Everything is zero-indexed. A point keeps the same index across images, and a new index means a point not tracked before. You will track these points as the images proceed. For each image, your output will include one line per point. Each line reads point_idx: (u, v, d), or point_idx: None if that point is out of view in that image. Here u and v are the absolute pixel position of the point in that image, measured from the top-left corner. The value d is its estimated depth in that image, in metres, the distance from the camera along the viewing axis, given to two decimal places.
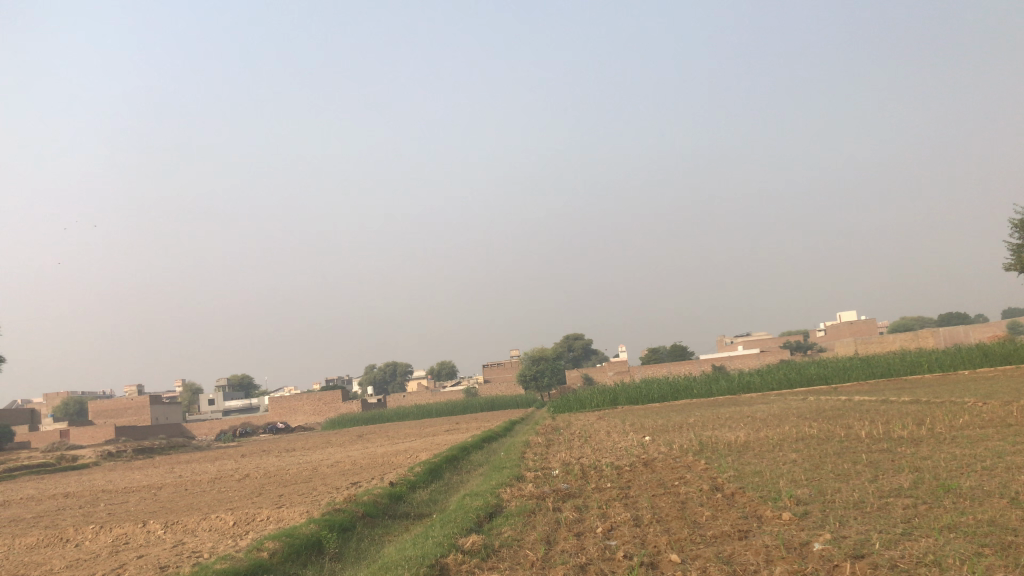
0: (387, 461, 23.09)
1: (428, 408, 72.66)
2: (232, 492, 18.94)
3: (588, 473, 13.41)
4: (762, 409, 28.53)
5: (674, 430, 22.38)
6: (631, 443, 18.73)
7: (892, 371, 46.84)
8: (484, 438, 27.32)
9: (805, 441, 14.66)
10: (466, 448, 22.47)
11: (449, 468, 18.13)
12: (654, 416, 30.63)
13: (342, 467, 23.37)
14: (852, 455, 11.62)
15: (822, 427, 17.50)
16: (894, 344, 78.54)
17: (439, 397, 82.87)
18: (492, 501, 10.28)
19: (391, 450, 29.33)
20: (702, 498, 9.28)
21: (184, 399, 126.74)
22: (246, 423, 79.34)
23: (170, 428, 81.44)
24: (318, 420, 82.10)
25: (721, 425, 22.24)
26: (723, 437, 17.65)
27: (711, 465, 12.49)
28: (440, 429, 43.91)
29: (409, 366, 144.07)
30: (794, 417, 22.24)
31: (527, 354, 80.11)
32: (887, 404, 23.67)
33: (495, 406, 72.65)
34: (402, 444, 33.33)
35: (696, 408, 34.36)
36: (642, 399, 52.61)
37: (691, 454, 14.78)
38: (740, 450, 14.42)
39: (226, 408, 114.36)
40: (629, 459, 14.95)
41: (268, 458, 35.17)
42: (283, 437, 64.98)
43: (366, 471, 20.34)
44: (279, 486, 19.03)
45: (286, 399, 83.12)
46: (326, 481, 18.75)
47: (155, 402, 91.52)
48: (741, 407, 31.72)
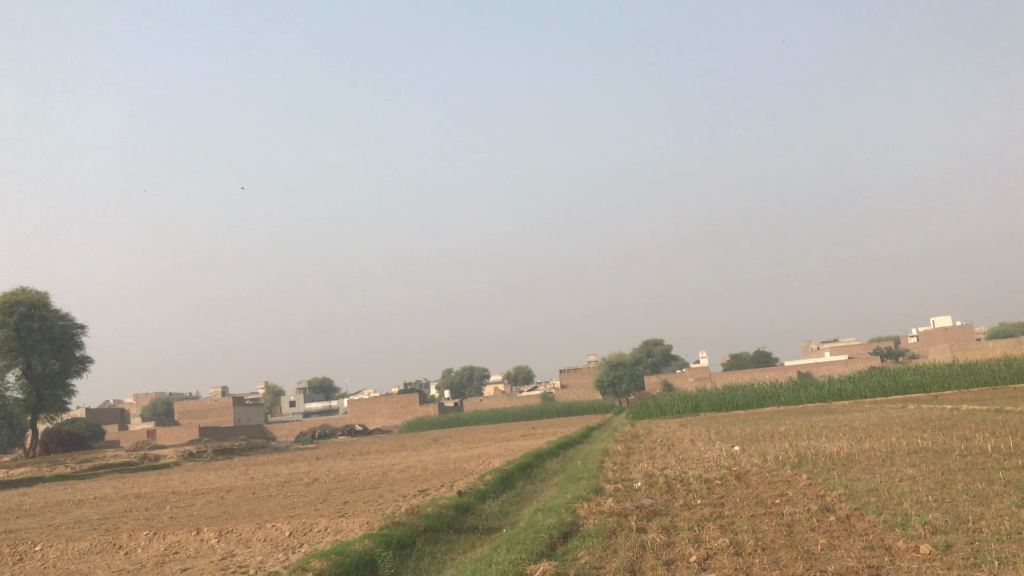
0: (459, 467, 22.21)
1: (505, 412, 71.86)
2: (298, 498, 18.31)
3: (674, 487, 12.15)
4: (858, 418, 26.66)
5: (765, 439, 20.83)
6: (718, 453, 17.27)
7: (997, 378, 43.71)
8: (560, 445, 26.20)
9: (920, 455, 12.98)
10: (540, 455, 21.30)
11: (522, 476, 17.08)
12: (741, 425, 28.94)
13: (412, 473, 22.53)
14: (984, 472, 10.05)
15: (935, 438, 15.76)
16: (994, 351, 74.12)
17: (516, 401, 82.20)
18: (567, 518, 9.14)
19: (465, 456, 28.39)
20: (811, 522, 7.93)
21: (267, 402, 129.20)
22: (325, 425, 80.08)
23: (253, 429, 82.81)
24: (396, 423, 82.21)
25: (818, 435, 20.54)
26: (825, 448, 16.03)
27: (816, 481, 11.08)
28: (517, 434, 42.97)
29: (486, 371, 144.02)
30: (899, 426, 20.37)
31: (604, 359, 78.67)
32: (1002, 413, 21.61)
33: (572, 411, 71.46)
34: (476, 449, 32.46)
35: (786, 416, 32.45)
36: (725, 406, 50.61)
37: (789, 467, 13.30)
38: (846, 464, 12.88)
39: (307, 410, 116.12)
40: (719, 472, 13.58)
41: (341, 461, 34.82)
42: (361, 439, 65.17)
43: (436, 477, 19.48)
44: (346, 492, 18.31)
45: (364, 402, 83.52)
46: (394, 488, 17.93)
47: (239, 403, 93.30)
48: (835, 416, 29.65)
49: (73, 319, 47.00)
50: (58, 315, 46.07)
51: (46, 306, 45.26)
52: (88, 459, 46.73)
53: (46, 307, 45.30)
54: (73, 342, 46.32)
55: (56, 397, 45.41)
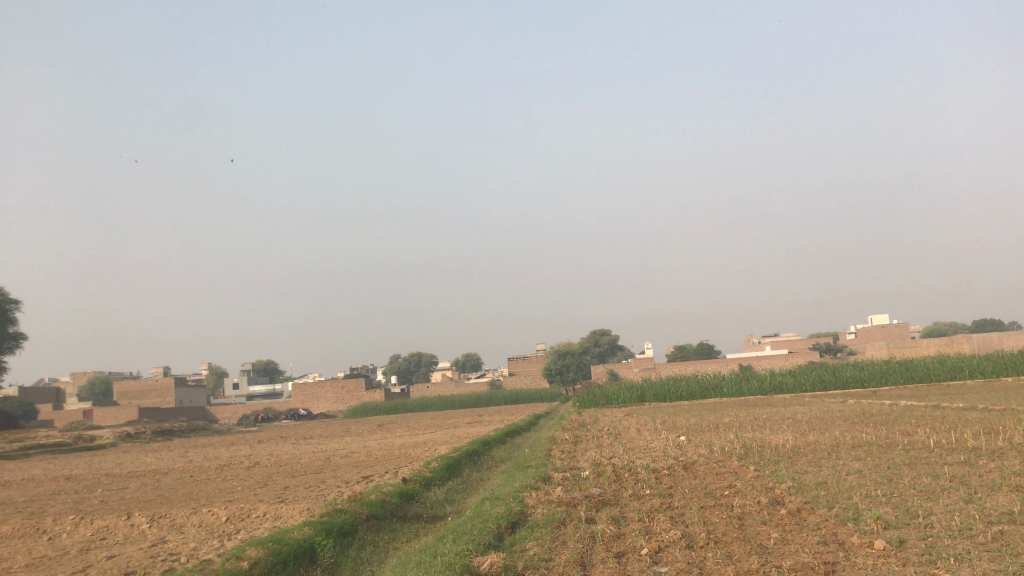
0: (403, 453, 21.90)
1: (451, 399, 71.60)
2: (236, 482, 17.80)
3: (622, 476, 12.04)
4: (800, 411, 27.07)
5: (710, 430, 20.95)
6: (665, 443, 17.23)
7: (933, 375, 44.86)
8: (507, 432, 26.05)
9: (864, 448, 13.07)
10: (486, 442, 21.08)
11: (468, 463, 16.86)
12: (686, 415, 29.14)
13: (356, 458, 22.14)
14: (929, 467, 10.10)
15: (876, 432, 15.97)
16: (928, 349, 76.26)
17: (463, 388, 81.98)
18: (514, 507, 8.93)
19: (410, 442, 28.08)
20: (761, 515, 7.85)
21: (209, 383, 126.90)
22: (268, 409, 78.85)
23: (193, 411, 81.18)
24: (341, 408, 81.35)
25: (762, 427, 20.69)
26: (770, 440, 16.11)
27: (764, 473, 11.05)
28: (463, 421, 42.80)
29: (433, 357, 143.51)
30: (842, 420, 20.64)
31: (552, 348, 78.90)
32: (939, 409, 22.09)
33: (518, 398, 71.53)
34: (422, 435, 32.18)
35: (729, 408, 32.83)
36: (670, 396, 51.12)
37: (737, 459, 13.29)
38: (793, 456, 12.91)
39: (250, 392, 114.29)
40: (667, 462, 13.52)
41: (283, 445, 34.19)
42: (304, 423, 64.31)
43: (380, 463, 19.14)
44: (286, 477, 17.86)
45: (309, 386, 82.46)
46: (336, 474, 17.54)
47: (180, 385, 91.33)
48: (778, 408, 30.03)
49: (5, 293, 45.35)
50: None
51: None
52: (19, 439, 45.22)
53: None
54: (5, 317, 44.76)
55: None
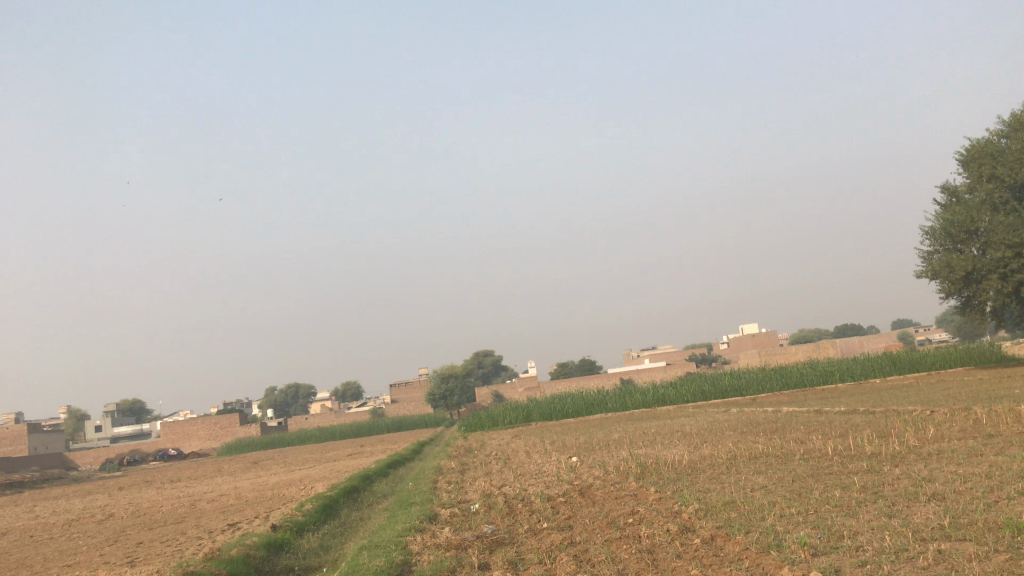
0: (278, 493, 20.25)
1: (333, 430, 68.96)
2: (83, 540, 15.75)
3: (515, 508, 11.10)
4: (687, 423, 26.97)
5: (601, 448, 20.36)
6: (557, 466, 16.43)
7: (805, 381, 46.26)
8: (391, 463, 24.70)
9: (762, 460, 12.64)
10: (367, 476, 19.72)
11: (347, 502, 15.50)
12: (573, 434, 28.46)
13: (224, 503, 20.27)
14: (835, 478, 9.70)
15: (767, 441, 15.69)
16: (796, 355, 79.32)
17: (344, 418, 79.35)
18: (398, 556, 7.80)
19: (285, 480, 26.20)
20: (675, 546, 7.08)
21: (67, 427, 118.38)
22: (135, 451, 73.76)
23: (50, 459, 75.00)
24: (214, 446, 77.08)
25: (653, 442, 20.21)
26: (665, 456, 15.57)
27: (667, 494, 10.38)
28: (344, 453, 40.86)
29: (312, 388, 139.09)
30: (730, 431, 20.42)
31: (435, 372, 77.50)
32: (822, 414, 22.29)
33: (402, 425, 69.68)
34: (300, 471, 30.28)
35: (617, 423, 32.55)
36: (555, 415, 50.70)
37: (634, 479, 12.60)
38: (691, 473, 12.35)
39: (114, 435, 107.09)
40: (562, 487, 12.65)
41: (147, 491, 31.45)
42: (174, 464, 60.38)
43: (252, 507, 17.48)
44: (142, 530, 15.95)
45: (179, 425, 77.73)
46: (200, 523, 15.80)
47: (35, 430, 84.38)
48: (664, 421, 29.82)
49: None
50: None
51: None
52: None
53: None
54: None
55: None
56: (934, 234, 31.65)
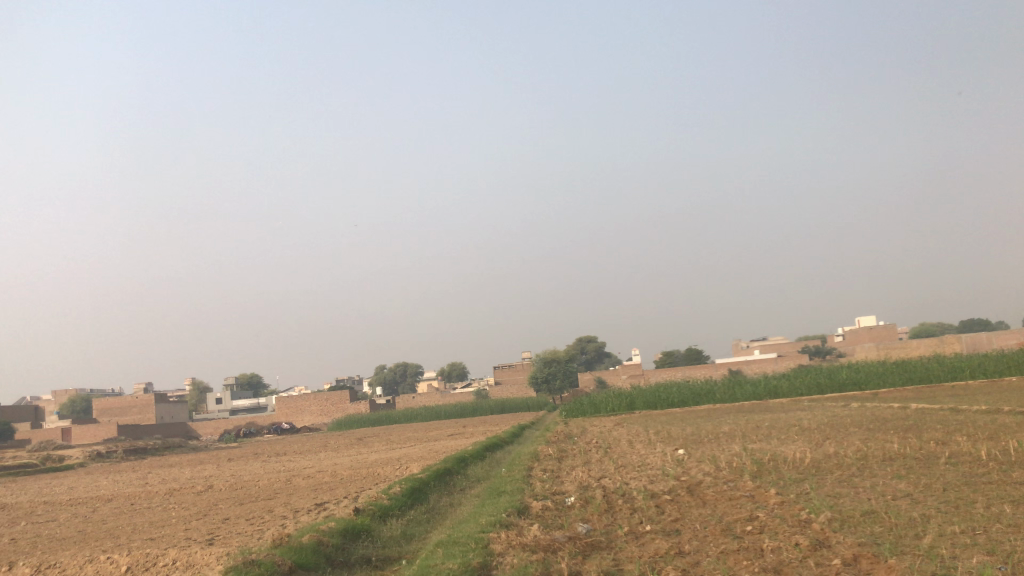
0: (372, 472, 19.77)
1: (437, 409, 69.32)
2: (175, 512, 15.55)
3: (616, 505, 9.99)
4: (804, 416, 25.14)
5: (711, 441, 19.00)
6: (662, 458, 15.18)
7: (933, 376, 43.09)
8: (488, 446, 23.93)
9: (901, 463, 11.08)
10: (461, 459, 18.99)
11: (438, 486, 14.73)
12: (679, 424, 26.94)
13: (318, 480, 19.93)
14: (998, 490, 8.18)
15: (902, 441, 13.99)
16: (918, 349, 74.69)
17: (449, 398, 79.79)
18: (474, 558, 6.90)
19: (383, 458, 25.94)
20: (807, 567, 5.81)
21: (191, 398, 124.05)
22: (250, 423, 76.25)
23: (173, 428, 78.39)
24: (324, 421, 78.84)
25: (768, 436, 18.73)
26: (784, 452, 14.09)
27: (791, 499, 9.08)
28: (445, 433, 40.60)
29: (419, 368, 141.16)
30: (854, 426, 18.67)
31: (538, 355, 76.81)
32: (957, 412, 20.21)
33: (506, 408, 69.32)
34: (399, 450, 30.01)
35: (727, 413, 30.90)
36: (661, 403, 49.01)
37: (751, 478, 11.28)
38: (817, 474, 10.91)
39: (233, 407, 111.38)
40: (667, 483, 11.45)
41: (253, 463, 31.85)
42: (285, 438, 61.94)
43: (344, 485, 16.98)
44: (233, 505, 15.62)
45: (291, 400, 79.87)
46: (289, 500, 15.33)
47: (160, 400, 88.48)
48: (778, 414, 27.89)
49: None
50: None
51: None
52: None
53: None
54: None
55: None
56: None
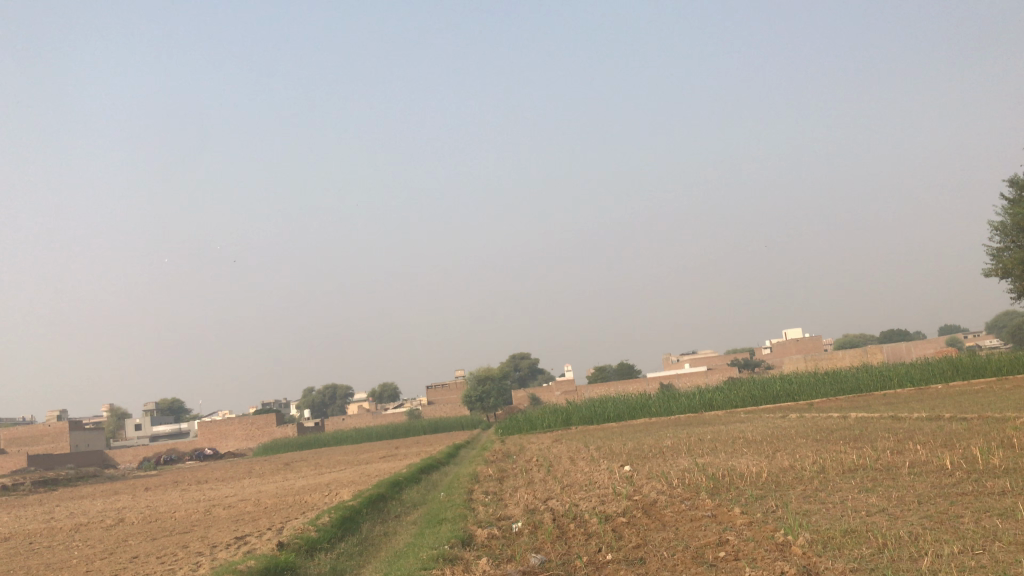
0: (299, 500, 18.46)
1: (368, 431, 67.48)
2: (76, 551, 14.02)
3: (569, 530, 9.12)
4: (746, 428, 24.81)
5: (657, 456, 18.35)
6: (609, 476, 14.38)
7: (863, 386, 43.61)
8: (424, 467, 22.83)
9: (862, 475, 10.51)
10: (396, 483, 17.89)
11: (371, 513, 13.64)
12: (620, 439, 26.28)
13: (240, 510, 18.51)
14: (977, 501, 7.60)
15: (855, 452, 13.51)
16: (843, 360, 76.26)
17: (380, 418, 77.97)
18: None
19: (312, 484, 24.53)
20: None
21: (108, 425, 118.72)
22: (172, 449, 73.03)
23: (88, 457, 74.51)
24: (250, 446, 76.03)
25: (715, 449, 18.19)
26: (737, 467, 13.46)
27: (759, 519, 8.34)
28: (377, 455, 39.17)
29: (350, 389, 138.20)
30: (800, 437, 18.27)
31: (471, 373, 75.79)
32: (897, 421, 20.09)
33: (439, 427, 67.93)
34: (328, 475, 28.61)
35: (666, 428, 30.44)
36: (596, 418, 48.48)
37: (708, 495, 10.57)
38: (779, 489, 10.25)
39: (153, 433, 106.87)
40: (619, 503, 10.66)
41: (172, 492, 29.96)
42: (209, 464, 59.36)
43: (269, 516, 15.67)
44: (143, 541, 14.17)
45: (216, 424, 76.87)
46: (206, 535, 13.99)
47: (75, 428, 84.23)
48: (717, 427, 27.51)
49: None
50: None
51: None
52: None
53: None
54: None
55: None
56: (1006, 228, 29.66)
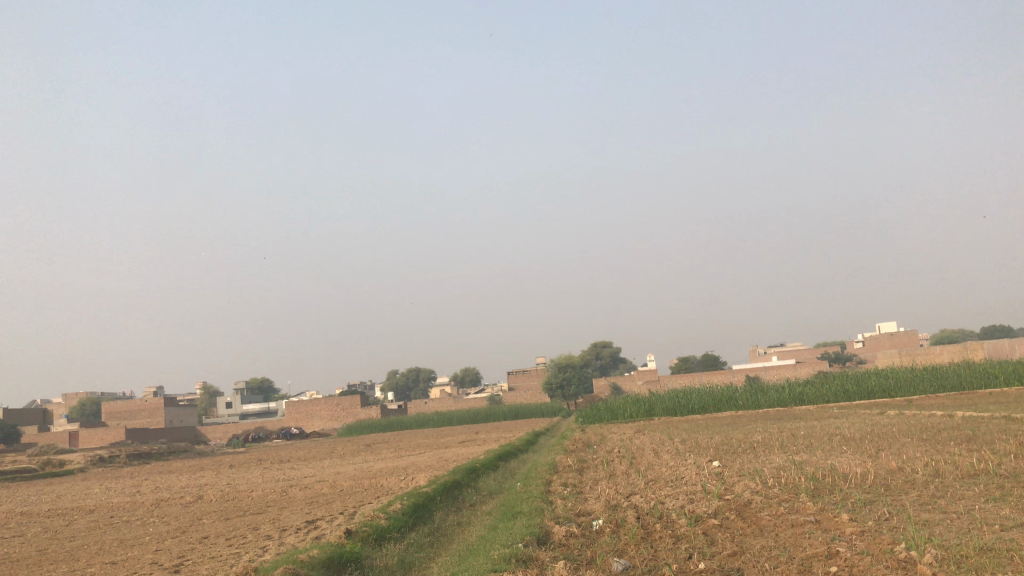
0: (375, 484, 18.11)
1: (449, 415, 67.67)
2: (150, 528, 13.91)
3: (655, 533, 8.32)
4: (841, 425, 23.43)
5: (748, 451, 17.27)
6: (696, 472, 13.49)
7: (965, 383, 41.10)
8: (501, 454, 22.26)
9: (987, 482, 9.38)
10: (472, 469, 17.36)
11: (444, 501, 13.09)
12: (705, 432, 25.20)
13: (316, 491, 18.28)
14: None
15: (972, 455, 12.26)
16: (941, 356, 72.54)
17: (461, 403, 78.19)
18: None
19: (388, 468, 24.26)
20: None
21: (202, 402, 122.94)
22: (260, 427, 74.79)
23: (181, 432, 77.01)
24: (335, 426, 77.31)
25: (809, 446, 17.03)
26: (837, 466, 12.38)
27: (874, 529, 7.35)
28: (456, 440, 38.91)
29: (432, 373, 139.57)
30: (903, 436, 16.94)
31: (551, 361, 75.23)
32: (1012, 422, 18.52)
33: (519, 414, 67.60)
34: (407, 458, 28.38)
35: (754, 422, 29.15)
36: (679, 410, 47.22)
37: (810, 498, 9.59)
38: (890, 494, 9.22)
39: (244, 412, 110.02)
40: (709, 503, 9.80)
41: (255, 470, 30.29)
42: (295, 444, 60.46)
43: (344, 499, 15.30)
44: (216, 521, 13.97)
45: (302, 404, 78.38)
46: (279, 516, 13.68)
47: (171, 404, 87.30)
48: (809, 423, 26.09)
49: None
50: None
51: None
52: None
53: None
54: None
55: None
56: None
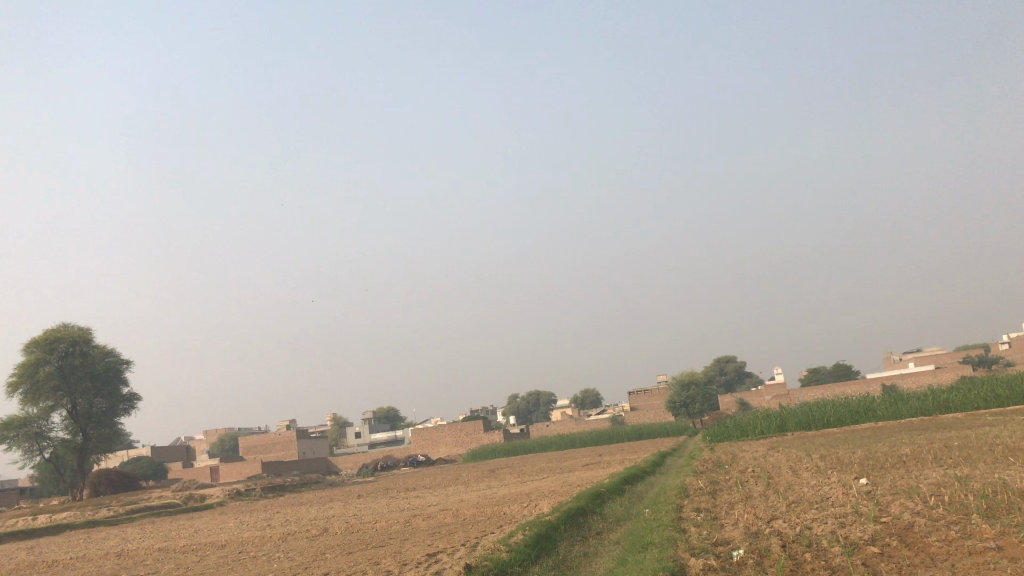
0: (498, 512, 17.57)
1: (572, 437, 66.74)
2: (274, 563, 13.81)
3: (805, 565, 7.32)
4: (1000, 433, 21.31)
5: (900, 466, 15.75)
6: (843, 492, 12.24)
7: None
8: (628, 477, 21.31)
9: None
10: (597, 495, 16.56)
11: (569, 531, 12.37)
12: (846, 447, 23.48)
13: (440, 521, 17.89)
14: None
15: None
16: None
17: (583, 425, 77.17)
18: None
19: (513, 494, 23.70)
20: None
21: (332, 434, 126.64)
22: (388, 456, 76.00)
23: (313, 464, 79.14)
24: (459, 452, 77.70)
25: (969, 458, 15.39)
26: (1010, 481, 10.94)
27: None
28: (581, 463, 38.05)
29: (553, 396, 139.06)
30: None
31: (673, 379, 73.34)
32: None
33: (643, 434, 66.08)
34: (531, 483, 27.77)
35: (900, 433, 27.08)
36: (814, 423, 44.82)
37: (984, 519, 8.36)
38: None
39: (372, 441, 112.36)
40: (865, 528, 8.71)
41: (383, 500, 30.34)
42: (421, 470, 60.97)
43: (466, 530, 14.79)
44: (338, 556, 13.73)
45: (427, 431, 79.21)
46: (400, 550, 13.29)
47: (303, 436, 90.04)
48: (964, 432, 23.83)
49: (118, 353, 44.38)
50: (101, 351, 43.44)
51: (89, 342, 42.75)
52: (134, 498, 42.79)
53: (88, 343, 42.71)
54: (118, 377, 43.59)
55: (104, 436, 42.42)
56: None
